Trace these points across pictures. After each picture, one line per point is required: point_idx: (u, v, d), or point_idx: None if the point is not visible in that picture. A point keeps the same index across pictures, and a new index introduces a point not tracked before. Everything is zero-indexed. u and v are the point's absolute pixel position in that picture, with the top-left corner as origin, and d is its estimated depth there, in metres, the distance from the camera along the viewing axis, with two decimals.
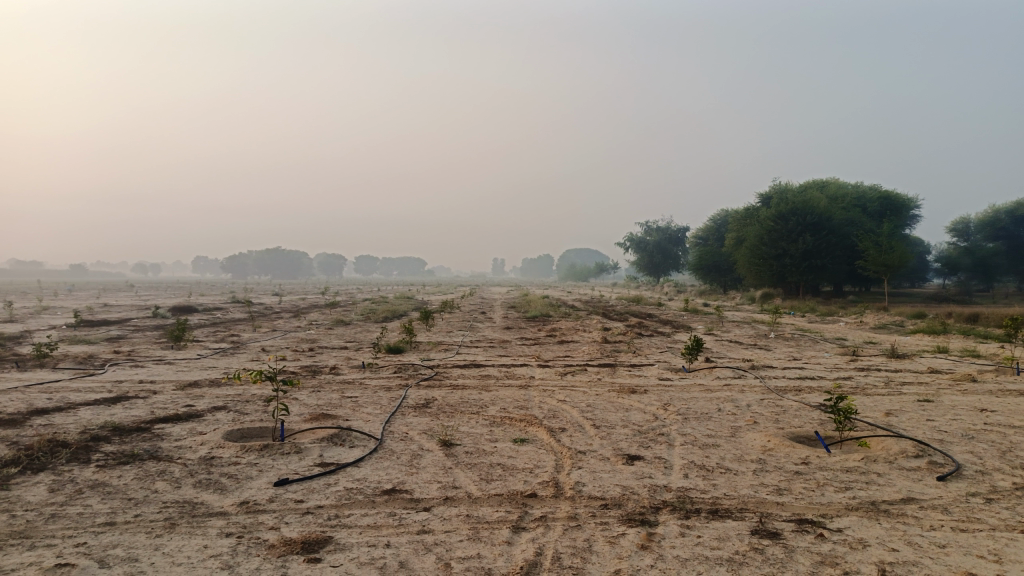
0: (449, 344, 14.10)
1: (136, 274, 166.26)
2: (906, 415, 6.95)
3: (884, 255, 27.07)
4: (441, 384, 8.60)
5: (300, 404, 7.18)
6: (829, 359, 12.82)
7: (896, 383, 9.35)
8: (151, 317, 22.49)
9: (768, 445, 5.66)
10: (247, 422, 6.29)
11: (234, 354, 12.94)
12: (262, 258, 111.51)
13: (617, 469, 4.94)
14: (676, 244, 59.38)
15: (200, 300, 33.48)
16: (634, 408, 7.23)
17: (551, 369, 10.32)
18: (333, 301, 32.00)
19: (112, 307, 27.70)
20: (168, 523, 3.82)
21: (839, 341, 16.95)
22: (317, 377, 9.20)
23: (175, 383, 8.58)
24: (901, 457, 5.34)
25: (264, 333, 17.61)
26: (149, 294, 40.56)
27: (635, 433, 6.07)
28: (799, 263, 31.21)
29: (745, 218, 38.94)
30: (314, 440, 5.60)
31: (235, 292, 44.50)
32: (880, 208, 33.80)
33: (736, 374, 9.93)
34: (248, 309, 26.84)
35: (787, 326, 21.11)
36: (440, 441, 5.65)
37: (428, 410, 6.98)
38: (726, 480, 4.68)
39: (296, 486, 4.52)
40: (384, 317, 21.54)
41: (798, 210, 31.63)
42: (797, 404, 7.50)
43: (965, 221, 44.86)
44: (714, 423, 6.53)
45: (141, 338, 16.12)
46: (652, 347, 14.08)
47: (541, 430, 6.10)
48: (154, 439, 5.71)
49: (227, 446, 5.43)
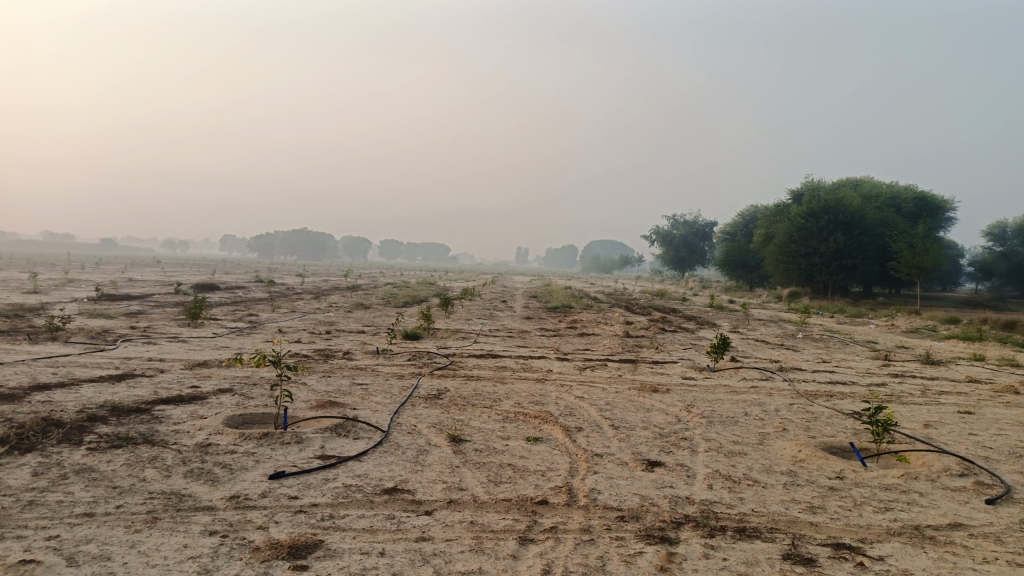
0: (467, 332, 13.78)
1: (165, 249, 168.75)
2: (947, 428, 6.52)
3: (918, 257, 26.29)
4: (455, 375, 8.30)
5: (308, 390, 6.92)
6: (860, 363, 12.30)
7: (933, 391, 8.86)
8: (172, 293, 22.50)
9: (800, 456, 5.28)
10: (250, 408, 6.03)
11: (249, 334, 12.79)
12: (288, 239, 112.51)
13: (636, 476, 4.59)
14: (703, 239, 58.51)
15: (223, 278, 33.60)
16: (656, 408, 6.87)
17: (569, 362, 9.97)
18: (355, 284, 31.93)
19: (136, 282, 27.91)
20: (151, 518, 3.56)
21: (869, 345, 16.36)
22: (329, 361, 8.96)
23: (184, 362, 8.40)
24: (944, 475, 4.93)
25: (282, 314, 17.45)
26: (174, 271, 40.73)
27: (656, 436, 5.72)
28: (829, 263, 30.45)
29: (774, 215, 38.14)
30: (317, 430, 5.32)
31: (259, 272, 44.65)
32: (915, 208, 32.90)
33: (763, 376, 9.49)
34: (270, 289, 26.82)
35: (815, 327, 20.56)
36: (449, 436, 5.35)
37: (439, 402, 6.68)
38: (754, 495, 4.31)
39: (292, 481, 4.24)
40: (405, 303, 21.31)
41: (830, 208, 30.82)
42: (830, 412, 7.09)
43: (1001, 225, 43.60)
44: (741, 428, 6.15)
45: (160, 314, 16.08)
46: (675, 344, 13.66)
47: (556, 429, 5.77)
48: (152, 421, 5.47)
49: (226, 433, 5.17)
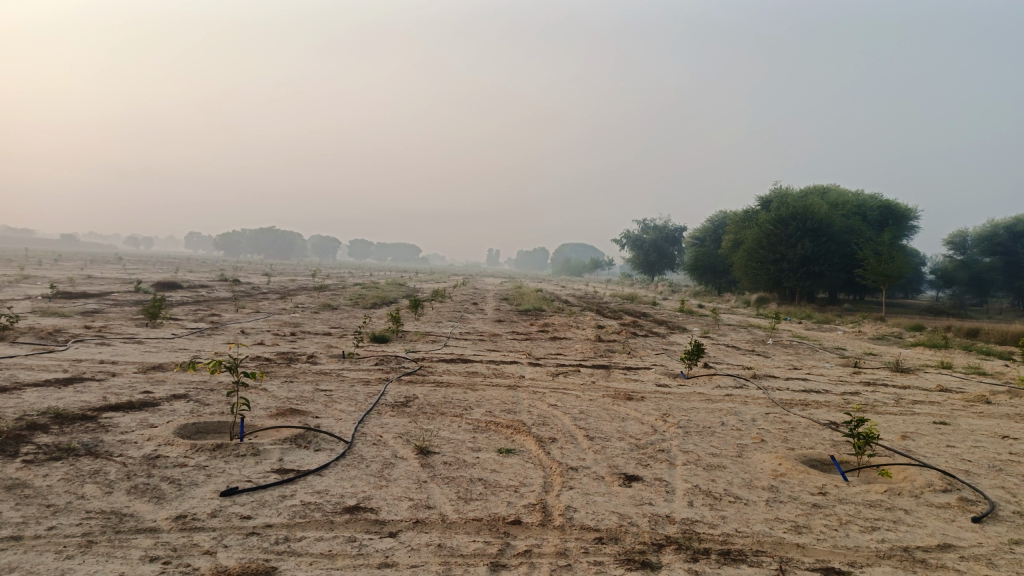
0: (437, 335, 13.49)
1: (128, 245, 165.28)
2: (924, 440, 6.41)
3: (884, 264, 26.59)
4: (424, 381, 8.01)
5: (268, 397, 6.59)
6: (831, 371, 12.26)
7: (906, 401, 8.80)
8: (133, 292, 21.81)
9: (781, 469, 5.10)
10: (204, 416, 5.69)
11: (211, 336, 12.35)
12: (256, 237, 110.83)
13: (613, 493, 4.36)
14: (672, 244, 58.87)
15: (187, 276, 32.77)
16: (631, 417, 6.67)
17: (542, 368, 9.72)
18: (322, 284, 31.38)
19: (95, 279, 27.06)
20: (85, 541, 3.24)
21: (838, 351, 16.44)
22: (292, 366, 8.61)
23: (138, 365, 8.00)
24: (927, 490, 4.79)
25: (246, 314, 16.98)
26: (135, 269, 39.69)
27: (633, 447, 5.51)
28: (796, 269, 30.70)
29: (743, 221, 38.40)
30: (275, 442, 5.00)
31: (225, 271, 43.69)
32: (880, 216, 33.36)
33: (738, 383, 9.36)
34: (235, 288, 26.19)
35: (784, 332, 20.65)
36: (417, 448, 5.07)
37: (406, 410, 6.40)
38: (736, 513, 4.11)
39: (246, 497, 3.94)
40: (374, 304, 20.94)
41: (799, 215, 31.05)
42: (806, 422, 6.96)
43: (962, 235, 44.49)
44: (718, 439, 5.97)
45: (117, 314, 15.48)
46: (648, 349, 13.52)
47: (529, 440, 5.52)
48: (98, 430, 5.11)
49: (177, 444, 4.83)
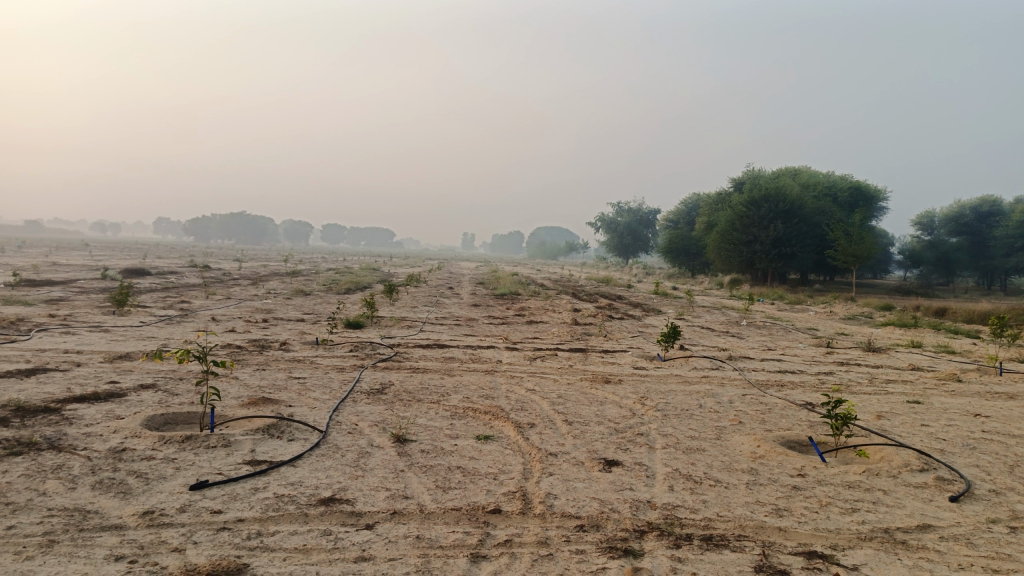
0: (412, 320, 13.36)
1: (95, 231, 161.96)
2: (899, 419, 6.46)
3: (854, 245, 26.90)
4: (400, 367, 7.90)
5: (239, 386, 6.43)
6: (805, 351, 12.35)
7: (880, 380, 8.89)
8: (99, 279, 21.32)
9: (759, 452, 5.09)
10: (173, 406, 5.53)
11: (180, 323, 12.09)
12: (226, 222, 109.13)
13: (593, 478, 4.31)
14: (646, 227, 59.07)
15: (156, 263, 32.13)
16: (609, 401, 6.62)
17: (518, 352, 9.65)
18: (295, 270, 31.01)
19: (60, 267, 26.44)
20: (46, 541, 3.10)
21: (811, 332, 16.57)
22: (265, 353, 8.44)
23: (104, 355, 7.78)
24: (904, 471, 4.80)
25: (217, 301, 16.66)
26: (103, 255, 38.84)
27: (612, 431, 5.46)
28: (769, 251, 30.96)
29: (717, 204, 38.59)
30: (247, 432, 4.87)
31: (195, 256, 42.98)
32: (850, 198, 33.73)
33: (714, 365, 9.38)
34: (205, 275, 25.73)
35: (757, 313, 20.82)
36: (393, 436, 4.98)
37: (382, 397, 6.29)
38: (717, 496, 4.08)
39: (217, 491, 3.82)
40: (348, 290, 20.70)
41: (771, 197, 31.23)
42: (783, 403, 6.97)
43: (930, 216, 45.16)
44: (697, 422, 5.95)
45: (83, 302, 15.09)
46: (624, 331, 13.53)
47: (508, 425, 5.45)
48: (61, 423, 4.94)
49: (144, 436, 4.68)
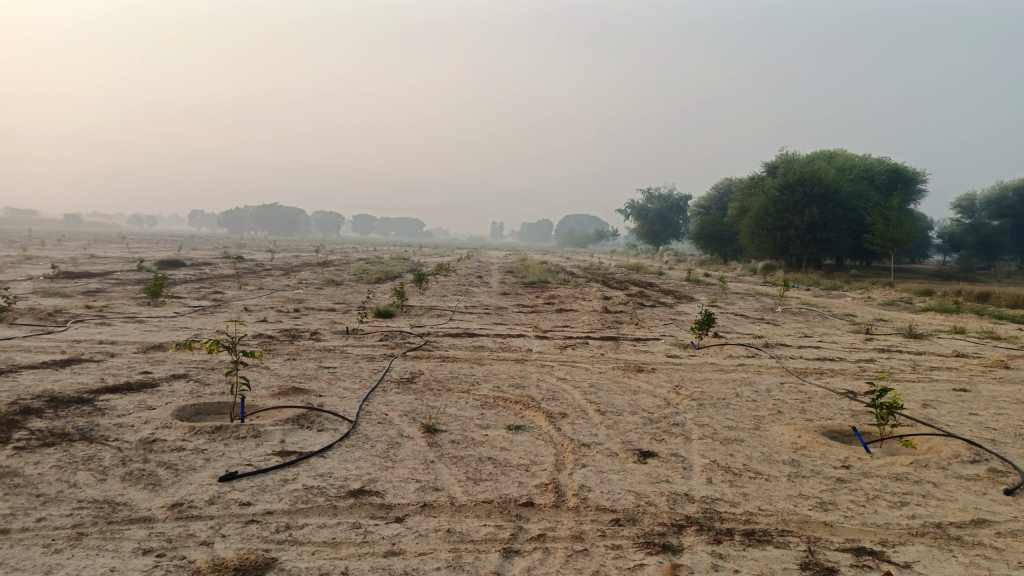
0: (442, 309, 13.32)
1: (132, 224, 165.07)
2: (946, 408, 6.22)
3: (892, 229, 26.22)
4: (430, 356, 7.83)
5: (270, 376, 6.42)
6: (843, 338, 12.05)
7: (923, 368, 8.60)
8: (135, 271, 21.66)
9: (800, 442, 4.92)
10: (204, 397, 5.53)
11: (213, 313, 12.17)
12: (259, 214, 110.44)
13: (628, 470, 4.18)
14: (677, 213, 58.40)
15: (190, 255, 32.57)
16: (642, 390, 6.48)
17: (549, 340, 9.55)
18: (326, 261, 31.21)
19: (98, 259, 26.95)
20: (75, 534, 3.07)
21: (849, 318, 16.17)
22: (295, 343, 8.44)
23: (138, 345, 7.83)
24: (954, 462, 4.59)
25: (249, 291, 16.78)
26: (139, 247, 39.41)
27: (646, 422, 5.32)
28: (803, 236, 30.35)
29: (749, 188, 37.92)
30: (277, 422, 4.83)
31: (228, 248, 43.65)
32: (888, 181, 32.91)
33: (750, 352, 9.17)
34: (238, 266, 25.98)
35: (793, 300, 20.42)
36: (423, 427, 4.90)
37: (412, 387, 6.22)
38: (758, 490, 3.93)
39: (245, 483, 3.78)
40: (379, 279, 20.74)
41: (805, 181, 30.57)
42: (823, 391, 6.76)
43: (970, 198, 43.96)
44: (734, 412, 5.79)
45: (119, 293, 15.30)
46: (656, 319, 13.33)
47: (539, 416, 5.34)
48: (94, 414, 4.95)
49: (174, 427, 4.66)
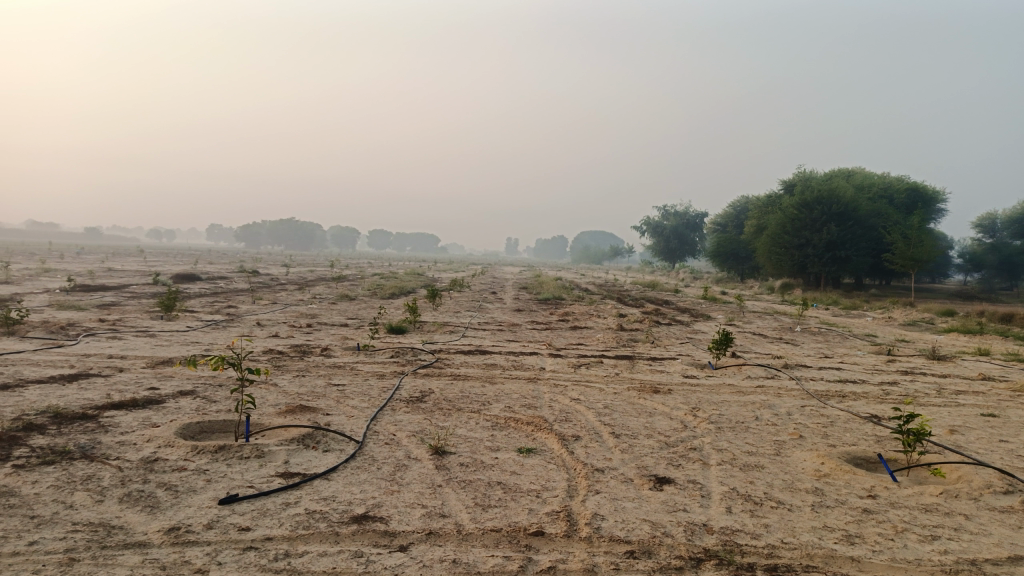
0: (454, 325, 13.19)
1: (151, 237, 166.87)
2: (975, 434, 5.98)
3: (913, 248, 25.85)
4: (441, 374, 7.69)
5: (278, 393, 6.30)
6: (864, 359, 11.78)
7: (949, 391, 8.34)
8: (151, 284, 21.74)
9: (823, 470, 4.72)
10: (210, 414, 5.42)
11: (225, 328, 12.13)
12: (276, 228, 111.21)
13: (643, 497, 4.01)
14: (693, 230, 58.08)
15: (207, 269, 32.75)
16: (658, 412, 6.29)
17: (563, 359, 9.38)
18: (342, 276, 31.19)
19: (115, 272, 27.12)
20: (67, 559, 2.95)
21: (869, 338, 15.86)
22: (305, 359, 8.34)
23: (147, 360, 7.76)
24: (986, 492, 4.37)
25: (263, 306, 16.75)
26: (157, 262, 39.70)
27: (662, 446, 5.14)
28: (821, 255, 30.00)
29: (766, 206, 37.62)
30: (282, 442, 4.71)
31: (244, 262, 43.90)
32: (907, 200, 32.54)
33: (769, 373, 8.95)
34: (253, 280, 26.03)
35: (811, 319, 20.10)
36: (432, 448, 4.76)
37: (422, 406, 6.08)
38: (780, 520, 3.75)
39: (246, 506, 3.65)
40: (392, 294, 20.68)
41: (824, 199, 30.27)
42: (846, 415, 6.54)
43: (991, 217, 43.37)
44: (753, 436, 5.59)
45: (133, 306, 15.32)
46: (672, 338, 13.13)
47: (551, 438, 5.18)
48: (97, 431, 4.85)
49: (177, 446, 4.55)
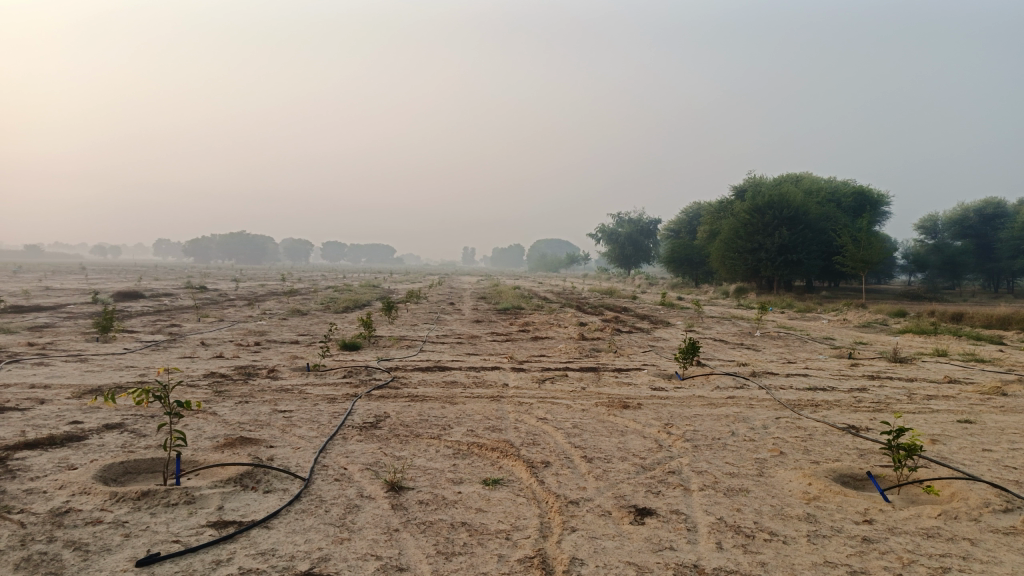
0: (411, 340, 12.67)
1: (95, 253, 161.71)
2: (957, 444, 5.74)
3: (863, 250, 26.13)
4: (397, 395, 7.19)
5: (217, 424, 5.73)
6: (828, 364, 11.62)
7: (920, 397, 8.14)
8: (89, 304, 20.65)
9: (813, 492, 4.38)
10: (136, 453, 4.84)
11: (166, 350, 11.37)
12: (227, 241, 108.96)
13: (625, 535, 3.61)
14: (647, 237, 58.41)
15: (151, 285, 31.46)
16: (631, 431, 5.90)
17: (526, 373, 8.96)
18: (294, 289, 30.35)
19: (52, 292, 25.79)
20: None
21: (829, 342, 15.82)
22: (250, 383, 7.74)
23: (73, 390, 7.08)
24: (986, 512, 4.08)
25: (209, 324, 15.96)
26: (98, 278, 38.23)
27: (639, 470, 4.75)
28: (774, 258, 30.21)
29: (719, 212, 37.80)
30: (217, 484, 4.18)
31: (190, 278, 42.55)
32: (854, 203, 33.12)
33: (738, 382, 8.68)
34: (199, 296, 25.05)
35: (769, 324, 20.10)
36: (387, 484, 4.29)
37: (376, 433, 5.58)
38: (777, 557, 3.38)
39: (169, 567, 3.12)
40: (346, 308, 20.04)
41: (774, 204, 30.56)
42: (824, 428, 6.25)
43: (933, 219, 44.56)
44: (734, 454, 5.24)
45: (68, 328, 14.36)
46: (635, 347, 12.84)
47: (519, 465, 4.75)
48: (2, 477, 4.24)
49: (94, 493, 3.98)
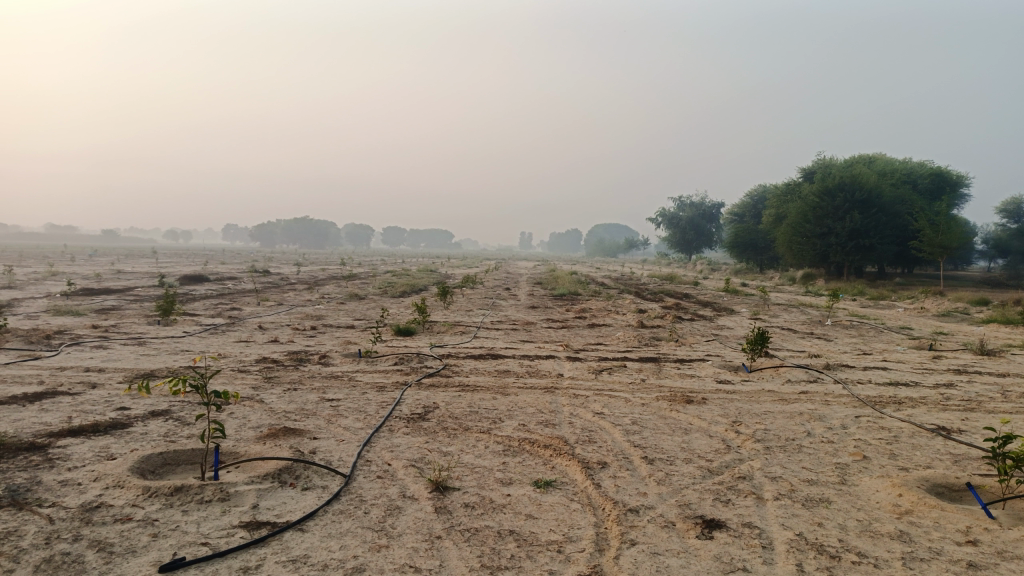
0: (466, 326, 12.40)
1: (168, 238, 167.80)
2: None
3: (942, 235, 24.64)
4: (448, 384, 6.92)
5: (262, 413, 5.56)
6: (908, 356, 10.85)
7: (1015, 394, 7.42)
8: (156, 286, 21.10)
9: (904, 505, 3.90)
10: (177, 443, 4.68)
11: (223, 333, 11.39)
12: (291, 227, 111.67)
13: (691, 551, 3.22)
14: (710, 221, 56.91)
15: (216, 269, 32.14)
16: (695, 428, 5.47)
17: (582, 363, 8.59)
18: (353, 273, 30.56)
19: (122, 275, 26.47)
20: None
21: (905, 332, 14.89)
22: (300, 369, 7.59)
23: (125, 374, 7.04)
24: None
25: (267, 308, 16.04)
26: (169, 263, 39.21)
27: (705, 474, 4.35)
28: (845, 243, 28.87)
29: (785, 194, 36.36)
30: (254, 479, 3.97)
31: (255, 262, 43.47)
32: (931, 185, 31.38)
33: (810, 376, 8.10)
34: (260, 280, 25.37)
35: (840, 312, 19.12)
36: (432, 483, 4.00)
37: (424, 426, 5.31)
38: None
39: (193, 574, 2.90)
40: (403, 293, 19.91)
41: (845, 186, 29.15)
42: (910, 428, 5.70)
43: (1016, 202, 42.03)
44: (811, 458, 4.77)
45: (132, 311, 14.59)
46: (697, 335, 12.30)
47: (574, 466, 4.41)
48: (41, 467, 4.13)
49: (129, 486, 3.81)
